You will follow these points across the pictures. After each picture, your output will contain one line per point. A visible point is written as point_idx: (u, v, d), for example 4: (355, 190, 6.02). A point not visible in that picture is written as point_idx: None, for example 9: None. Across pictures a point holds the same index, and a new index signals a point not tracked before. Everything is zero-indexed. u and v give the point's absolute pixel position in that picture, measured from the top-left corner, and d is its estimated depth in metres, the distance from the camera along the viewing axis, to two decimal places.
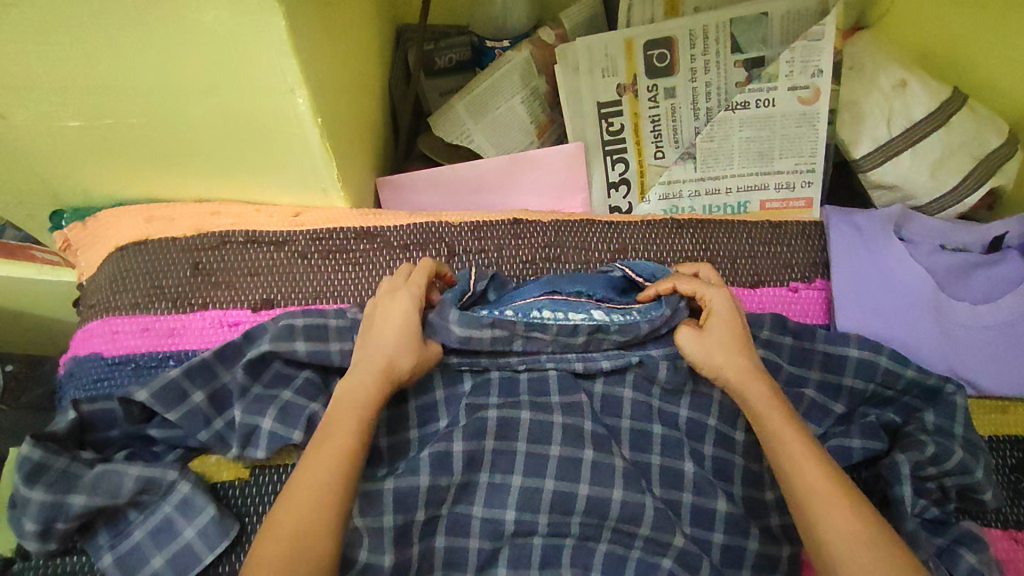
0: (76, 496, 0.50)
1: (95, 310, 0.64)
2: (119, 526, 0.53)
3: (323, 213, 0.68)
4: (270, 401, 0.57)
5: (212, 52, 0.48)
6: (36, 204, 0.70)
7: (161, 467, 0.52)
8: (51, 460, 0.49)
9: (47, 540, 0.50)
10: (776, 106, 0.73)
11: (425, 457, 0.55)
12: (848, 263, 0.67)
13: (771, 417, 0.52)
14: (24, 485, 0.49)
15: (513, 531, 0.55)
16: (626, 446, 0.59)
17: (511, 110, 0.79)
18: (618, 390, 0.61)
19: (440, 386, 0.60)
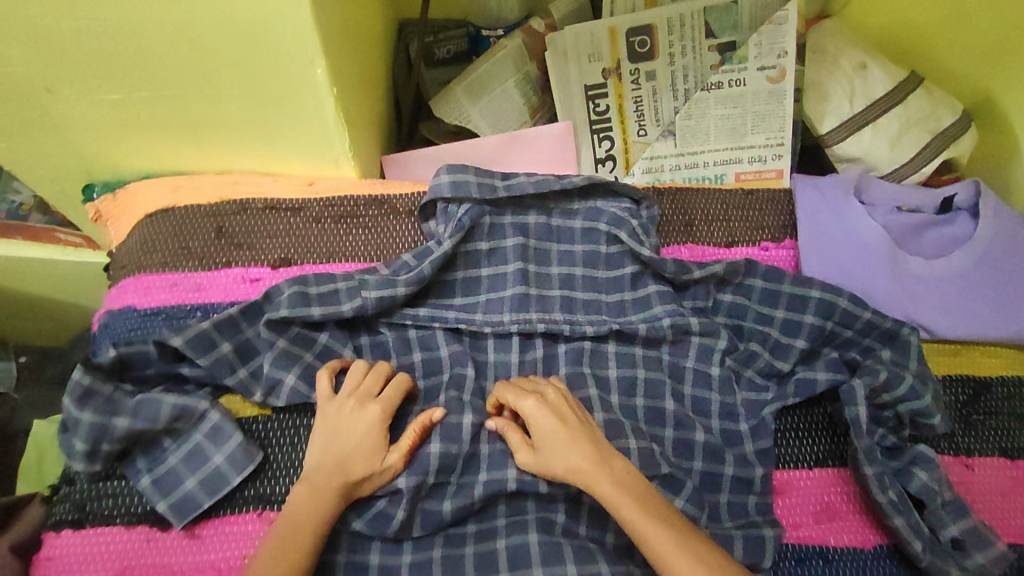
0: (120, 418, 0.55)
1: (127, 270, 0.70)
2: (155, 453, 0.59)
3: (335, 183, 0.74)
4: (297, 360, 0.63)
5: (242, 27, 0.55)
6: (70, 179, 0.76)
7: (194, 397, 0.58)
8: (99, 385, 0.55)
9: (94, 461, 0.56)
10: (747, 86, 0.81)
11: (443, 404, 0.63)
12: (813, 224, 0.73)
13: (647, 528, 0.53)
14: (74, 408, 0.54)
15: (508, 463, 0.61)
16: (614, 390, 0.67)
17: (506, 92, 0.86)
18: (603, 347, 0.68)
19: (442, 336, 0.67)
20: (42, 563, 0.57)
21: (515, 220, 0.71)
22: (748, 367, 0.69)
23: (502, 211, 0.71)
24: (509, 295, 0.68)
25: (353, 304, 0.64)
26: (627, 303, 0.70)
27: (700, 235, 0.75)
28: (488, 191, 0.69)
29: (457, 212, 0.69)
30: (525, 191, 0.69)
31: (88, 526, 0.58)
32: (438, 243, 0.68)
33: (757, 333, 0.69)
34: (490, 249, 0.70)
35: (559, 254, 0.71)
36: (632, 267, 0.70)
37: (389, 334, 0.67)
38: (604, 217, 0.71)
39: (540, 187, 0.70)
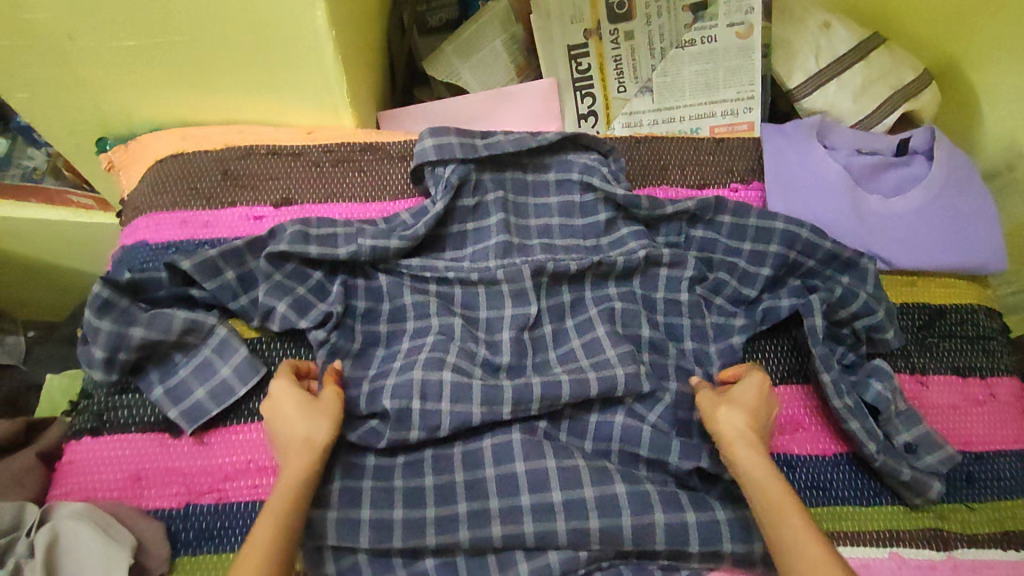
0: (135, 328, 0.61)
1: (138, 211, 0.75)
2: (168, 366, 0.64)
3: (335, 131, 0.80)
4: (289, 291, 0.67)
5: None
6: (85, 131, 0.82)
7: (203, 313, 0.64)
8: (116, 298, 0.62)
9: (110, 371, 0.62)
10: (718, 42, 0.87)
11: (434, 324, 0.67)
12: (778, 166, 0.79)
13: (765, 477, 0.56)
14: (94, 317, 0.61)
15: (484, 365, 0.65)
16: (592, 308, 0.70)
17: (494, 51, 0.91)
18: (580, 291, 0.71)
19: (433, 284, 0.70)
20: (63, 467, 0.62)
21: (495, 177, 0.75)
22: (718, 294, 0.73)
23: (483, 171, 0.75)
24: (494, 242, 0.71)
25: (350, 248, 0.68)
26: (603, 245, 0.73)
27: (674, 178, 0.80)
28: (470, 151, 0.72)
29: (444, 172, 0.72)
30: (505, 149, 0.73)
31: (105, 434, 0.62)
32: (431, 203, 0.71)
33: (726, 263, 0.73)
34: (475, 205, 0.73)
35: (535, 207, 0.75)
36: (605, 214, 0.74)
37: (383, 278, 0.70)
38: (576, 168, 0.76)
39: (520, 144, 0.74)
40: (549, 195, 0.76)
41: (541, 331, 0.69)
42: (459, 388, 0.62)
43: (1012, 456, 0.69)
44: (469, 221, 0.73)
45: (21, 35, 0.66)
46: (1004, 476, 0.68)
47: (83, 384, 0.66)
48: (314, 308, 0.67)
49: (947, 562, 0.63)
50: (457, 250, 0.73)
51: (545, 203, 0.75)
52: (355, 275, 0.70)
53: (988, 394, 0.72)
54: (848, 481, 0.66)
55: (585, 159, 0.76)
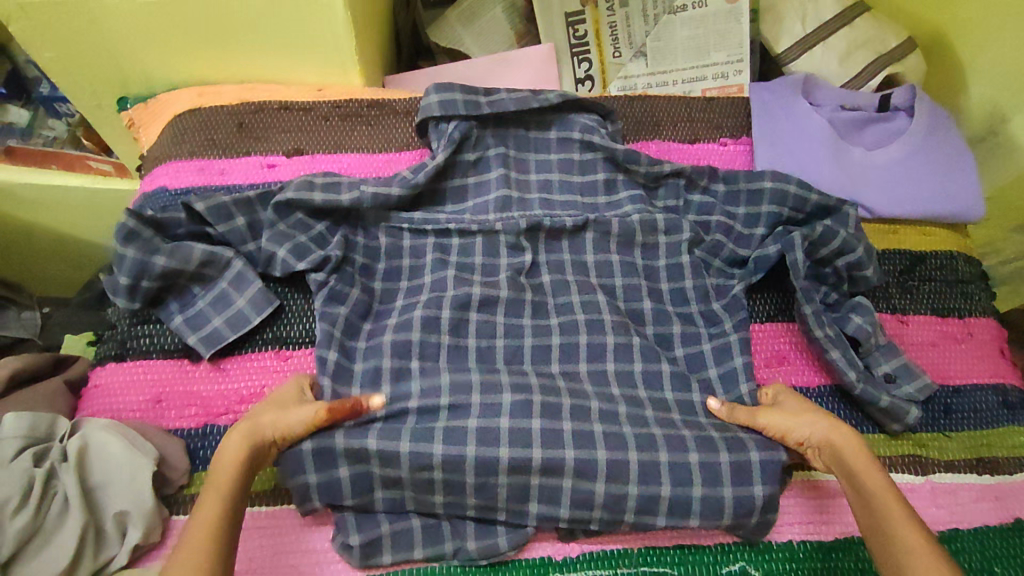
0: (158, 258, 0.66)
1: (159, 161, 0.79)
2: (186, 299, 0.69)
3: (343, 89, 0.84)
4: (290, 239, 0.70)
5: None
6: (106, 90, 0.86)
7: (220, 248, 0.68)
8: (141, 229, 0.66)
9: (134, 298, 0.67)
10: (708, 7, 0.91)
11: (427, 283, 0.70)
12: (764, 120, 0.83)
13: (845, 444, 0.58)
14: (120, 245, 0.65)
15: (479, 301, 0.69)
16: (594, 272, 0.74)
17: (494, 19, 0.96)
18: (579, 244, 0.75)
19: (433, 236, 0.73)
20: (89, 391, 0.65)
21: (498, 135, 0.78)
22: (715, 255, 0.76)
23: (485, 127, 0.78)
24: (493, 197, 0.75)
25: (352, 195, 0.71)
26: (601, 204, 0.78)
27: (667, 133, 0.84)
28: (472, 108, 0.76)
29: (446, 128, 0.76)
30: (506, 107, 0.76)
31: (128, 360, 0.66)
32: (432, 157, 0.75)
33: (722, 226, 0.77)
34: (477, 158, 0.77)
35: (536, 164, 0.79)
36: (604, 172, 0.79)
37: (384, 236, 0.73)
38: (576, 127, 0.79)
39: (521, 104, 0.77)
40: (548, 151, 0.79)
41: (540, 279, 0.73)
42: None
43: (989, 389, 0.72)
44: (477, 175, 0.77)
45: None
46: (980, 407, 0.71)
47: (107, 317, 0.70)
48: (314, 254, 0.70)
49: (925, 485, 0.66)
50: (460, 205, 0.76)
51: (546, 159, 0.79)
52: (356, 231, 0.73)
53: (966, 333, 0.75)
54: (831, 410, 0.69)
55: (582, 120, 0.80)
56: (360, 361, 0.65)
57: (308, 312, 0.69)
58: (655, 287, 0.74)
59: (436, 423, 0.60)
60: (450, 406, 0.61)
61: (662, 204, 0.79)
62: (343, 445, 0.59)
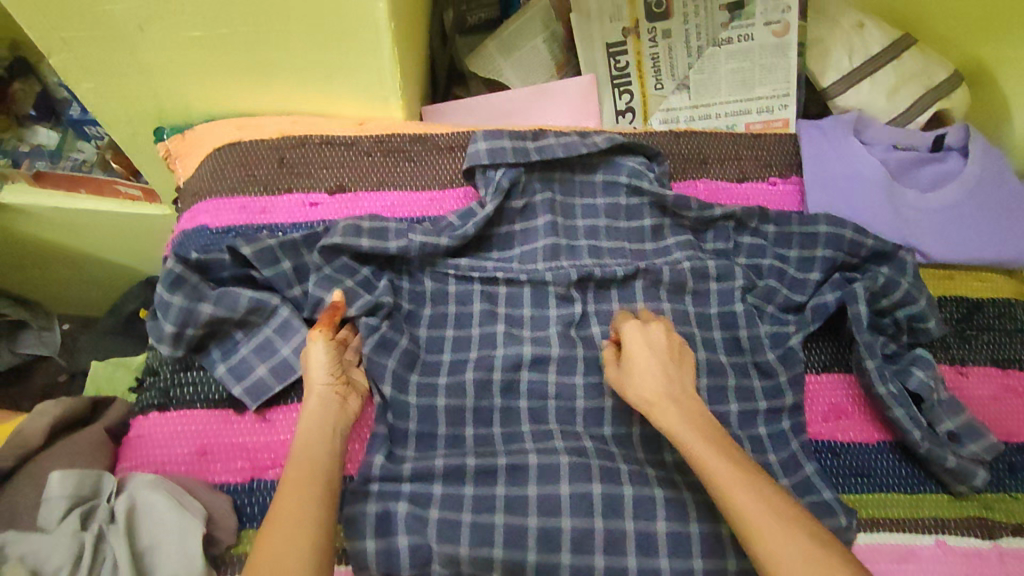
0: (203, 305, 0.65)
1: (199, 196, 0.78)
2: (228, 347, 0.67)
3: (384, 123, 0.82)
4: (336, 284, 0.68)
5: None
6: (142, 121, 0.84)
7: (266, 293, 0.67)
8: (188, 274, 0.65)
9: (177, 346, 0.66)
10: (755, 40, 0.89)
11: (476, 338, 0.69)
12: (814, 160, 0.81)
13: (685, 434, 0.56)
14: (166, 292, 0.65)
15: (531, 360, 0.67)
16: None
17: (534, 49, 0.94)
18: (632, 302, 0.73)
19: (480, 282, 0.72)
20: (133, 440, 0.64)
21: (544, 178, 0.77)
22: (770, 303, 0.75)
23: (532, 172, 0.77)
24: (542, 245, 0.74)
25: (400, 243, 0.70)
26: (648, 250, 0.77)
27: (713, 171, 0.83)
28: (522, 155, 0.75)
29: (494, 175, 0.75)
30: (555, 153, 0.76)
31: (171, 410, 0.65)
32: (481, 205, 0.75)
33: (774, 271, 0.76)
34: (524, 207, 0.76)
35: (583, 209, 0.78)
36: (651, 219, 0.77)
37: (429, 280, 0.72)
38: (624, 171, 0.78)
39: (569, 150, 0.76)
40: (596, 194, 0.78)
41: (590, 331, 0.70)
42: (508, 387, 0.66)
43: None
44: (523, 221, 0.76)
45: (96, 25, 0.68)
46: None
47: (148, 360, 0.69)
48: (357, 296, 0.68)
49: (993, 550, 0.64)
50: (507, 252, 0.75)
51: (593, 205, 0.78)
52: (402, 276, 0.72)
53: None
54: (893, 469, 0.67)
55: (630, 161, 0.78)
56: (413, 420, 0.64)
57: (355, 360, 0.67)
58: (707, 336, 0.73)
59: (495, 490, 0.60)
60: (510, 466, 0.60)
61: (711, 247, 0.78)
62: (406, 512, 0.58)
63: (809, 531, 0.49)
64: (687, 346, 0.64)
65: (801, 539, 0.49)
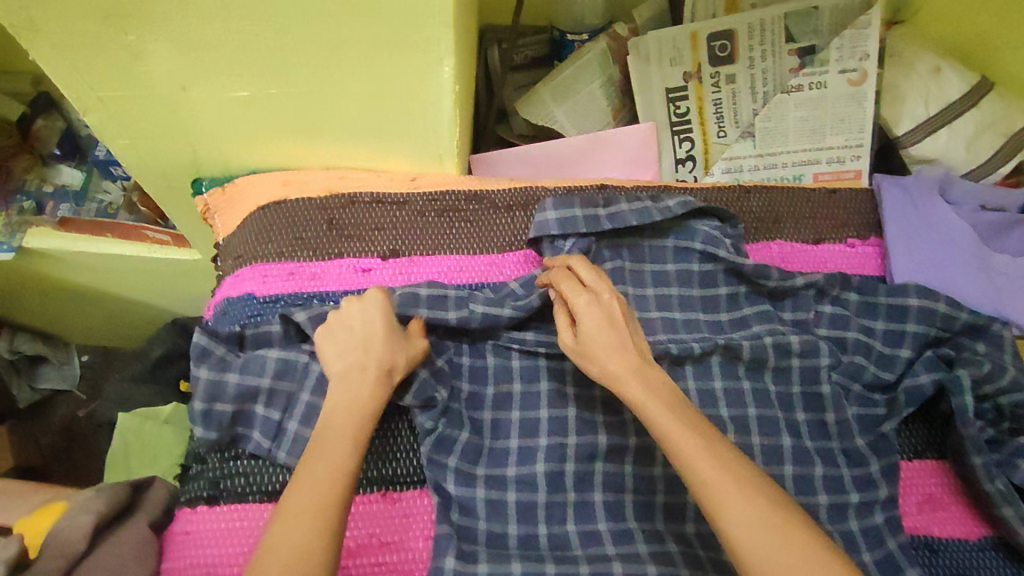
0: (230, 376, 0.61)
1: (243, 260, 0.73)
2: (255, 419, 0.62)
3: (437, 178, 0.78)
4: None
5: (390, 28, 0.58)
6: (178, 175, 0.79)
7: (296, 353, 0.63)
8: (212, 346, 0.63)
9: (210, 428, 0.61)
10: (828, 88, 0.84)
11: (546, 422, 0.65)
12: (898, 222, 0.76)
13: (651, 406, 0.55)
14: (193, 368, 0.62)
15: (606, 450, 0.64)
16: (721, 403, 0.67)
17: (590, 95, 0.89)
18: (710, 385, 0.68)
19: (546, 358, 0.68)
20: (178, 537, 0.61)
21: (613, 245, 0.73)
22: (856, 381, 0.70)
23: (601, 240, 0.73)
24: None
25: (461, 313, 0.66)
26: (724, 322, 0.72)
27: (787, 232, 0.77)
28: (592, 225, 0.71)
29: (562, 244, 0.72)
30: (628, 220, 0.72)
31: (222, 503, 0.61)
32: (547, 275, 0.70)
33: (861, 346, 0.71)
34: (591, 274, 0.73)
35: (653, 276, 0.73)
36: (726, 286, 0.73)
37: (492, 356, 0.68)
38: (699, 237, 0.74)
39: (642, 217, 0.72)
40: (666, 261, 0.74)
41: None
42: (583, 476, 0.63)
43: None
44: None
45: (135, 85, 0.64)
46: None
47: (190, 445, 0.65)
48: (415, 379, 0.63)
49: None
50: None
51: (664, 273, 0.73)
52: (462, 351, 0.68)
53: None
54: (996, 568, 0.64)
55: (705, 226, 0.74)
56: (481, 518, 0.62)
57: (416, 447, 0.64)
58: (791, 419, 0.68)
59: None
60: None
61: (790, 316, 0.73)
62: None
63: (765, 494, 0.50)
64: (632, 311, 0.63)
65: (755, 503, 0.49)
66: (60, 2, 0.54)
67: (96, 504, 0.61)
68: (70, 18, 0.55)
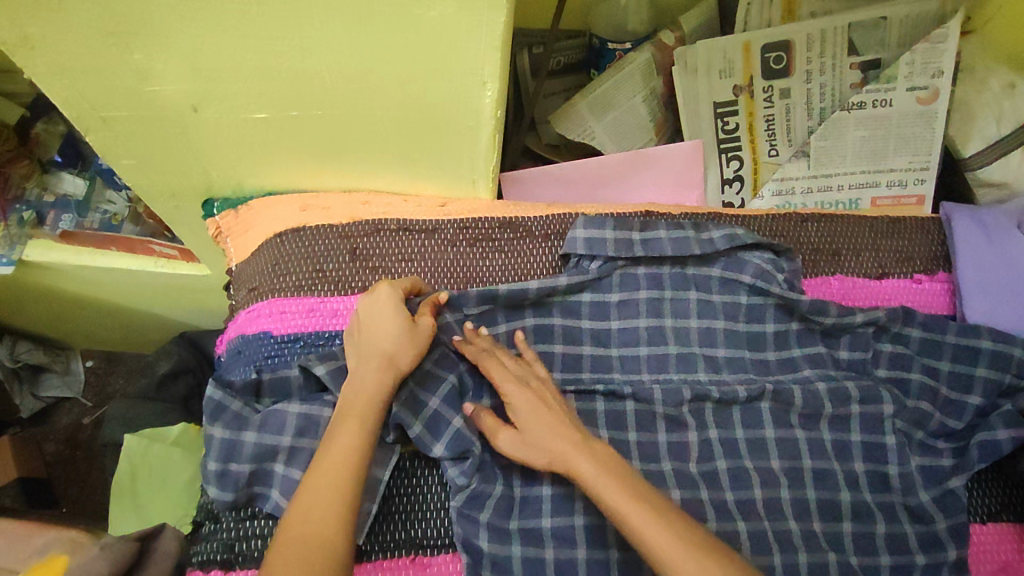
0: (248, 432, 0.58)
1: (258, 292, 0.67)
2: (274, 478, 0.58)
3: (468, 204, 0.71)
4: (422, 409, 0.60)
5: (430, 47, 0.52)
6: (188, 196, 0.72)
7: (318, 407, 0.60)
8: (228, 400, 0.60)
9: (225, 488, 0.57)
10: (893, 106, 0.77)
11: None
12: (970, 257, 0.69)
13: (604, 488, 0.51)
14: (207, 424, 0.59)
15: None
16: (773, 455, 0.61)
17: (632, 108, 0.83)
18: (760, 432, 0.62)
19: (575, 397, 0.62)
20: None
21: (651, 273, 0.66)
22: (921, 428, 0.63)
23: (637, 265, 0.66)
24: (646, 354, 0.65)
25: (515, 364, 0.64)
26: (771, 363, 0.66)
27: (848, 265, 0.71)
28: (624, 248, 0.66)
29: (590, 266, 0.66)
30: (663, 249, 0.66)
31: (237, 569, 0.56)
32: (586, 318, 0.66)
33: (925, 389, 0.64)
34: (622, 301, 0.66)
35: (698, 306, 0.66)
36: (773, 324, 0.66)
37: None
38: (748, 269, 0.66)
39: (680, 248, 0.66)
40: (711, 291, 0.66)
41: (714, 467, 0.60)
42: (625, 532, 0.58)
43: None
44: (623, 318, 0.66)
45: (143, 106, 0.58)
46: None
47: (203, 501, 0.60)
48: (450, 430, 0.59)
49: None
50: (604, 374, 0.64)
51: (709, 307, 0.66)
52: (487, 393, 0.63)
53: None
54: None
55: (755, 257, 0.67)
56: None
57: (446, 502, 0.59)
58: (849, 471, 0.61)
59: None
60: None
61: (846, 357, 0.66)
62: None
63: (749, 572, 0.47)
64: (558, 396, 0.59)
65: None
66: (58, 16, 0.47)
67: (100, 567, 0.56)
68: (70, 34, 0.49)
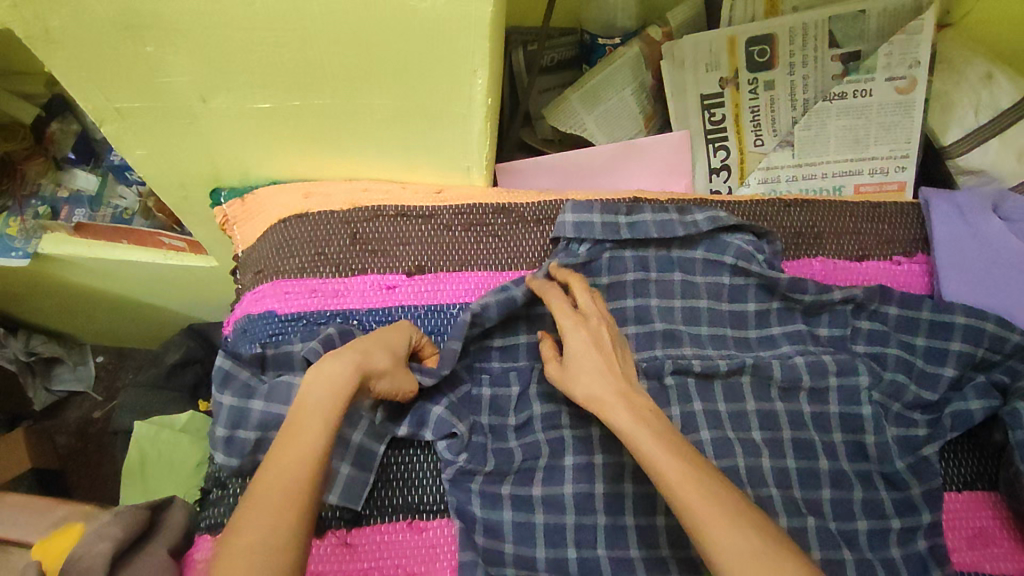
0: (255, 401, 0.61)
1: (263, 275, 0.70)
2: None
3: (464, 191, 0.75)
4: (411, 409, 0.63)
5: (422, 37, 0.55)
6: (197, 185, 0.76)
7: None
8: (237, 370, 0.63)
9: (231, 454, 0.61)
10: (873, 96, 0.80)
11: (570, 442, 0.62)
12: (947, 240, 0.72)
13: (683, 488, 0.46)
14: (217, 392, 0.62)
15: (635, 472, 0.61)
16: (754, 426, 0.64)
17: (622, 101, 0.86)
18: (742, 405, 0.65)
19: None
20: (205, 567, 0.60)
21: (637, 256, 0.69)
22: (898, 400, 0.65)
23: (622, 251, 0.69)
24: (633, 333, 0.67)
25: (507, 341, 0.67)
26: (752, 339, 0.68)
27: (829, 248, 0.73)
28: (611, 232, 0.69)
29: (578, 251, 0.69)
30: (648, 231, 0.69)
31: None
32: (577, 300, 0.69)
33: (902, 363, 0.66)
34: (609, 284, 0.69)
35: (683, 285, 0.69)
36: (755, 303, 0.69)
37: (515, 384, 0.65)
38: (730, 250, 0.69)
39: (663, 231, 0.69)
40: (694, 271, 0.69)
41: (698, 437, 0.63)
42: (612, 498, 0.60)
43: None
44: (610, 300, 0.69)
45: (154, 97, 0.61)
46: None
47: (212, 470, 0.65)
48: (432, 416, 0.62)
49: None
50: None
51: (693, 285, 0.69)
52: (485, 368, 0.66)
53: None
54: None
55: (738, 239, 0.70)
56: (508, 540, 0.59)
57: (440, 472, 0.62)
58: (828, 441, 0.64)
59: None
60: None
61: (825, 334, 0.68)
62: None
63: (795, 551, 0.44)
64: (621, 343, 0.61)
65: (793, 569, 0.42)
66: (77, 11, 0.51)
67: (114, 531, 0.59)
68: (88, 27, 0.53)
